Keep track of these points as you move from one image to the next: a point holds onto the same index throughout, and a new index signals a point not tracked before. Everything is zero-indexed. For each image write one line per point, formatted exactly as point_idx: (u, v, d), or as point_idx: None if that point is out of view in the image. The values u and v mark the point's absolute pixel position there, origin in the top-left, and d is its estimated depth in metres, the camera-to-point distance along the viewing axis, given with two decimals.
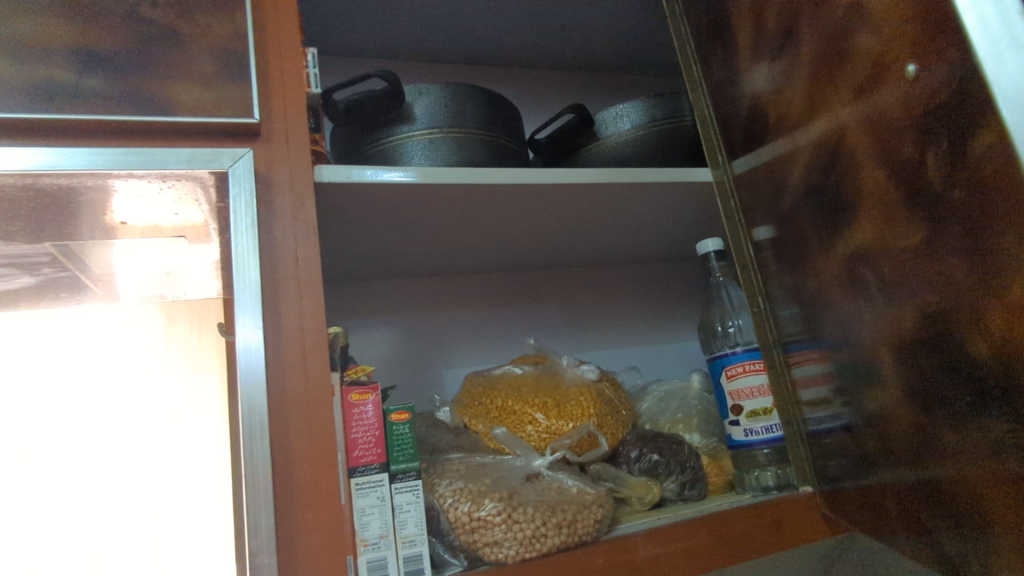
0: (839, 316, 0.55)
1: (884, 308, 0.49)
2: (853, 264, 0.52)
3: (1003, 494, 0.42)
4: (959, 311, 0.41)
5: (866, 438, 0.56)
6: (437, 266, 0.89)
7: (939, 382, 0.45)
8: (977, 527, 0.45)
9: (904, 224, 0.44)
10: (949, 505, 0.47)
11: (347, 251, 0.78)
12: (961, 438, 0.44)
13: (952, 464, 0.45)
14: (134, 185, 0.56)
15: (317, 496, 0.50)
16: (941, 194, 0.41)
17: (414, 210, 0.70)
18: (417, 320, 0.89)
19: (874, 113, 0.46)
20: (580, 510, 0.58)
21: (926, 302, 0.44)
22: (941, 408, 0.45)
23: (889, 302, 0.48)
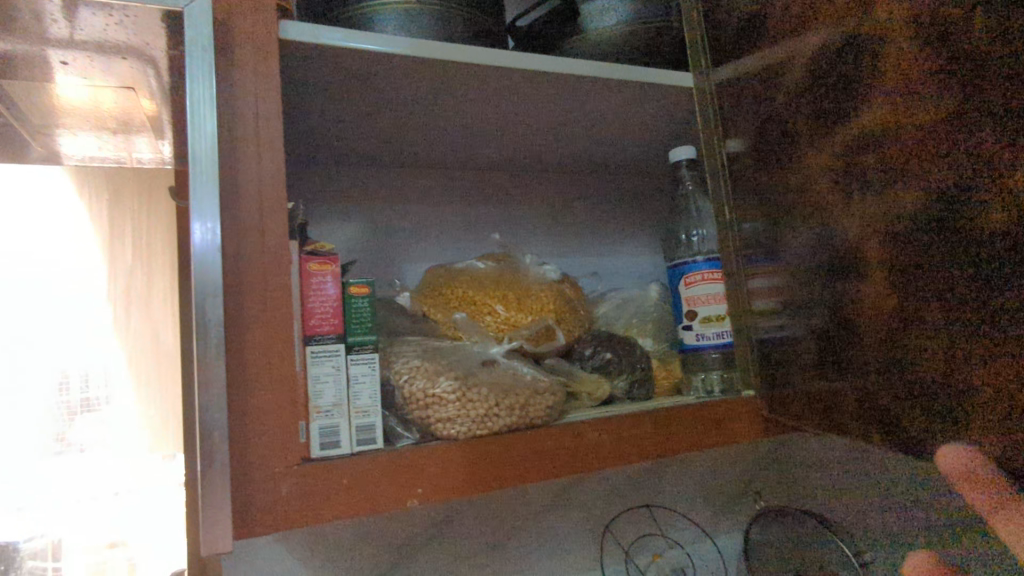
0: (829, 231, 0.55)
1: (824, 213, 0.56)
2: (793, 184, 0.59)
3: (985, 370, 0.43)
4: (902, 185, 0.47)
5: (824, 347, 0.58)
6: (404, 156, 0.85)
7: (900, 271, 0.48)
8: (952, 411, 0.46)
9: (907, 114, 0.46)
10: (925, 398, 0.48)
11: (309, 127, 0.74)
12: (944, 327, 0.45)
13: (930, 355, 0.47)
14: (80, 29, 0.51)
15: (266, 359, 0.49)
16: (859, 85, 0.50)
17: (385, 86, 0.67)
18: (378, 212, 0.87)
19: (801, 30, 0.56)
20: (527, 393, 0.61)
21: (867, 193, 0.50)
22: (900, 294, 0.49)
23: (823, 207, 0.56)
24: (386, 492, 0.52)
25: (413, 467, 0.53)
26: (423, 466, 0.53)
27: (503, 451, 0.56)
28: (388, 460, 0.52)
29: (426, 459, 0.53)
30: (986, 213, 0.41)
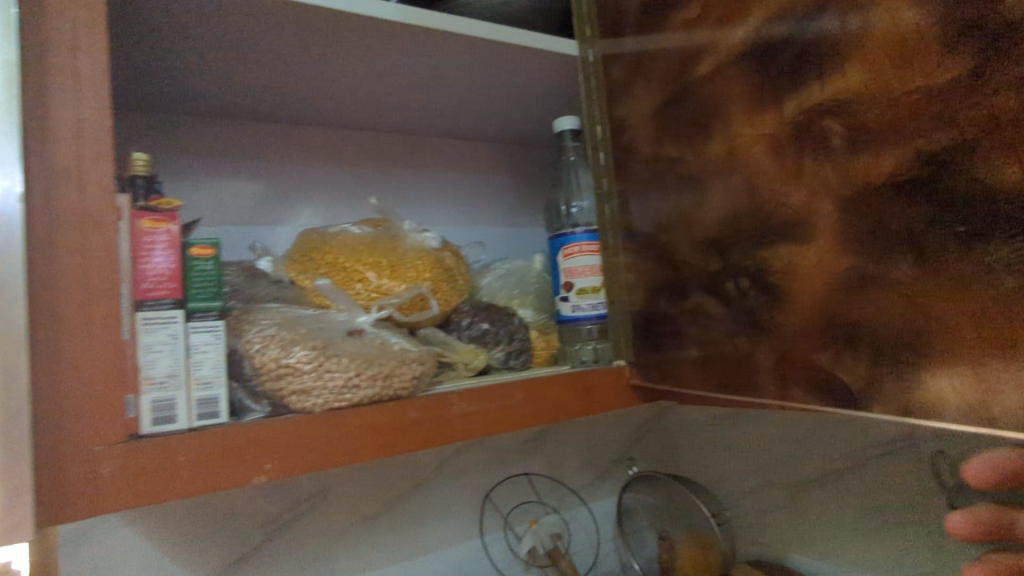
0: (774, 200, 0.49)
1: (761, 182, 0.50)
2: (727, 156, 0.54)
3: (966, 323, 0.37)
4: (866, 129, 0.41)
5: (753, 317, 0.53)
6: (279, 110, 0.79)
7: (861, 224, 0.42)
8: (910, 370, 0.40)
9: (876, 50, 0.40)
10: (876, 358, 0.42)
11: (158, 72, 0.66)
12: (909, 281, 0.39)
13: (890, 310, 0.41)
14: None
15: (66, 326, 0.42)
16: (814, 31, 0.44)
17: (239, 30, 0.60)
18: (250, 169, 0.81)
19: None
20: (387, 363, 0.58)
21: (819, 147, 0.45)
22: (858, 249, 0.43)
23: (762, 175, 0.50)
24: (224, 479, 0.48)
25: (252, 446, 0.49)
26: (270, 453, 0.50)
27: (363, 424, 0.54)
28: (218, 445, 0.48)
29: (269, 438, 0.50)
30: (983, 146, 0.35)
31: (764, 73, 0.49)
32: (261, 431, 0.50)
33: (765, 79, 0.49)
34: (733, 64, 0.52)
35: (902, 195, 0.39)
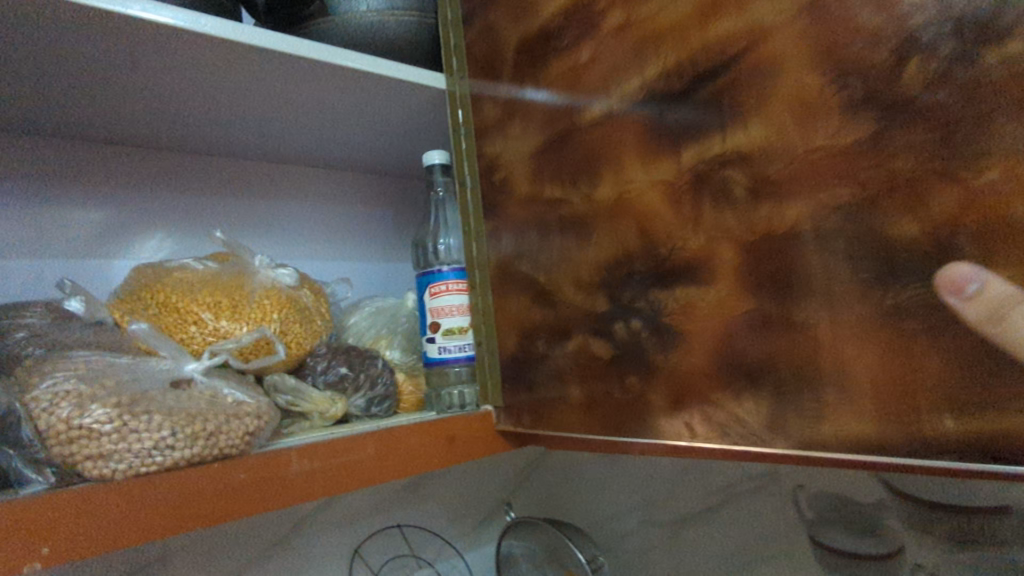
0: (655, 265, 0.41)
1: (629, 243, 0.43)
2: (577, 211, 0.48)
3: (910, 384, 0.29)
4: (780, 174, 0.34)
5: (602, 378, 0.46)
6: (239, 142, 0.66)
7: (768, 273, 0.35)
8: (830, 439, 0.32)
9: (797, 93, 0.33)
10: (780, 410, 0.35)
11: (78, 115, 0.56)
12: (828, 337, 0.32)
13: (800, 364, 0.33)
14: (33, 93, 0.52)
15: (187, 400, 0.45)
16: (715, 77, 0.37)
17: (354, 113, 0.63)
18: (299, 214, 0.73)
19: (620, 23, 0.44)
20: (469, 425, 0.57)
21: (717, 199, 0.37)
22: (758, 296, 0.35)
23: (637, 237, 0.43)
24: (249, 504, 0.44)
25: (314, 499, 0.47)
26: (303, 481, 0.47)
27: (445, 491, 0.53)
28: (241, 470, 0.44)
29: (322, 481, 0.48)
30: (938, 192, 0.28)
31: (649, 125, 0.42)
32: (297, 455, 0.47)
33: (650, 130, 0.41)
34: (609, 115, 0.45)
35: (816, 241, 0.32)
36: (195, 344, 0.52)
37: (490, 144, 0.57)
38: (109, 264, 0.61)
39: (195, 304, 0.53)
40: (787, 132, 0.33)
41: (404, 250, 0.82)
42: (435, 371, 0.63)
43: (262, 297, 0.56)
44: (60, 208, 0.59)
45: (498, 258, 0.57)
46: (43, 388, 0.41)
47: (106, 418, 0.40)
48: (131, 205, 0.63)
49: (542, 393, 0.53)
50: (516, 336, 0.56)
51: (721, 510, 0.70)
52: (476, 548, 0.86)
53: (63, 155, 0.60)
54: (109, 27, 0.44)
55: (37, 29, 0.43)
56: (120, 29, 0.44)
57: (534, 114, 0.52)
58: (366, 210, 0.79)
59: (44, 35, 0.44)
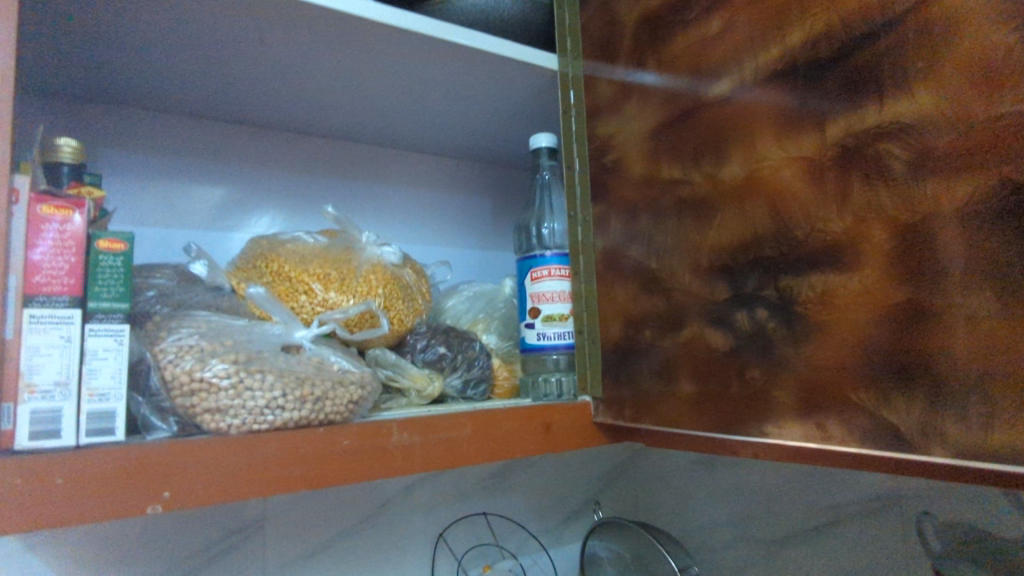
0: (788, 250, 0.38)
1: (758, 225, 0.40)
2: (699, 194, 0.45)
3: None
4: (953, 146, 0.30)
5: (717, 372, 0.44)
6: (350, 124, 0.68)
7: (927, 258, 0.31)
8: (998, 449, 0.28)
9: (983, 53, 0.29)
10: (934, 415, 0.31)
11: (207, 93, 0.59)
12: (1001, 333, 0.28)
13: (964, 362, 0.29)
14: (170, 71, 0.55)
15: (298, 364, 0.46)
16: (875, 40, 0.33)
17: (463, 95, 0.63)
18: (403, 197, 0.74)
19: None
20: (566, 414, 0.55)
21: (871, 174, 0.34)
22: (913, 283, 0.32)
23: (767, 220, 0.40)
24: (350, 472, 0.44)
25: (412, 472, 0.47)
26: (401, 455, 0.46)
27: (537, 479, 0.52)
28: (346, 436, 0.44)
29: (419, 456, 0.47)
30: None
31: (789, 99, 0.38)
32: (397, 426, 0.46)
33: (789, 104, 0.38)
34: (740, 89, 0.42)
35: (991, 222, 0.28)
36: (305, 313, 0.53)
37: (602, 125, 0.56)
38: (230, 236, 0.65)
39: (306, 275, 0.54)
40: (960, 99, 0.29)
41: (504, 237, 0.81)
42: (532, 357, 0.62)
43: (368, 273, 0.57)
44: (188, 185, 0.63)
45: (604, 243, 0.55)
46: (170, 341, 0.43)
47: (224, 374, 0.42)
48: (252, 182, 0.66)
49: (648, 385, 0.50)
50: (620, 324, 0.53)
51: (832, 530, 0.65)
52: (559, 546, 0.84)
53: (193, 132, 0.64)
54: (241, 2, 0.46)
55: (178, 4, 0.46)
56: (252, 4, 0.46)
57: (654, 91, 0.50)
58: (467, 197, 0.79)
59: (182, 10, 0.46)
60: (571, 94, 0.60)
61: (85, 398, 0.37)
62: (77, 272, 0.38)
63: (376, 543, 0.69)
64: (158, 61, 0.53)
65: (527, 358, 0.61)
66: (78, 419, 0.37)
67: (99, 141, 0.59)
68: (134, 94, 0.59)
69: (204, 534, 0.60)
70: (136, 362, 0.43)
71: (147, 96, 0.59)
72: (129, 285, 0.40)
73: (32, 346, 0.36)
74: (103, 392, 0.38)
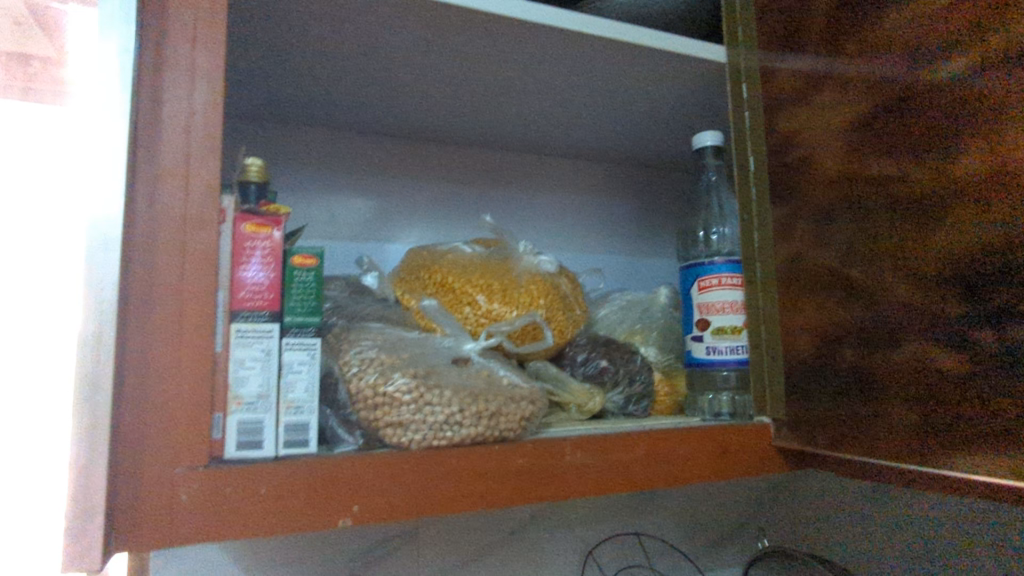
0: None
1: (1010, 228, 0.34)
2: (920, 194, 0.39)
3: None
4: None
5: (948, 399, 0.38)
6: (503, 132, 0.67)
7: None
8: None
9: None
10: None
11: (372, 110, 0.61)
12: None
13: None
14: (340, 90, 0.57)
15: (471, 378, 0.45)
16: None
17: (622, 96, 0.60)
18: (551, 204, 0.73)
19: None
20: (743, 436, 0.50)
21: None
22: None
23: (1022, 223, 0.33)
24: (525, 492, 0.42)
25: (585, 495, 0.45)
26: (574, 476, 0.44)
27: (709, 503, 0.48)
28: (520, 455, 0.43)
29: (594, 478, 0.45)
30: None
31: None
32: (570, 446, 0.44)
33: None
34: (979, 72, 0.36)
35: None
36: (470, 324, 0.52)
37: (785, 119, 0.50)
38: (389, 247, 0.66)
39: (470, 286, 0.53)
40: None
41: (655, 243, 0.77)
42: (698, 373, 0.58)
43: (528, 284, 0.55)
44: (351, 198, 0.65)
45: (788, 250, 0.50)
46: (353, 353, 0.44)
47: (406, 388, 0.41)
48: (410, 193, 0.67)
49: (845, 408, 0.45)
50: (810, 339, 0.48)
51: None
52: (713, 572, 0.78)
53: (356, 148, 0.66)
54: (414, 15, 0.46)
55: (356, 21, 0.46)
56: (427, 15, 0.46)
57: (854, 80, 0.44)
58: (616, 203, 0.75)
59: (359, 28, 0.47)
60: (744, 89, 0.55)
61: (281, 410, 0.38)
62: (275, 287, 0.39)
63: (526, 557, 0.68)
64: (331, 80, 0.55)
65: (693, 373, 0.57)
66: (276, 430, 0.38)
67: (276, 159, 0.62)
68: (305, 113, 0.61)
69: (365, 540, 0.62)
70: (322, 374, 0.44)
71: (318, 114, 0.61)
72: (320, 301, 0.41)
73: (238, 359, 0.38)
74: (298, 405, 0.39)
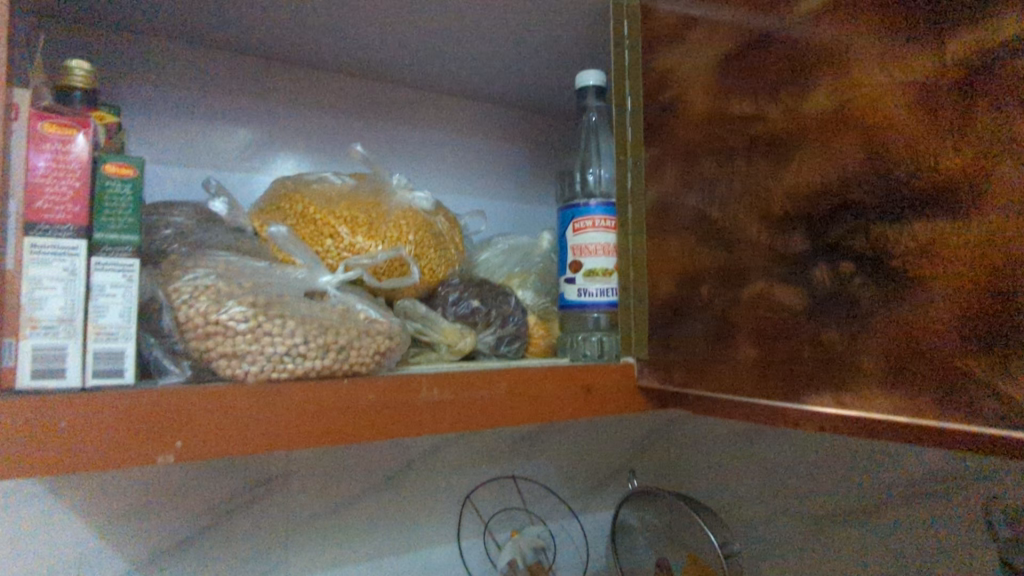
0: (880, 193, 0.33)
1: (845, 165, 0.35)
2: (773, 133, 0.39)
3: None
4: None
5: (784, 332, 0.39)
6: (384, 62, 0.63)
7: None
8: None
9: None
10: None
11: (231, 23, 0.55)
12: None
13: None
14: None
15: (322, 311, 0.42)
16: None
17: (505, 28, 0.57)
18: (434, 143, 0.70)
19: None
20: (608, 374, 0.51)
21: (999, 98, 0.28)
22: None
23: (856, 160, 0.34)
24: (376, 428, 0.40)
25: (443, 431, 0.43)
26: (430, 413, 0.43)
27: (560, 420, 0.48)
28: (370, 390, 0.41)
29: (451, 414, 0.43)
30: None
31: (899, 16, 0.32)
32: (426, 382, 0.43)
33: (897, 21, 0.32)
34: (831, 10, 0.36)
35: None
36: (331, 258, 0.49)
37: (661, 59, 0.50)
38: (254, 178, 0.61)
39: (333, 217, 0.50)
40: None
41: (541, 189, 0.76)
42: (571, 315, 0.57)
43: (397, 218, 0.52)
44: (213, 123, 0.59)
45: (658, 192, 0.50)
46: (185, 280, 0.39)
47: (242, 316, 0.38)
48: (278, 121, 0.62)
49: (698, 346, 0.46)
50: (672, 279, 0.49)
51: (884, 509, 0.60)
52: (589, 512, 0.81)
53: (218, 67, 0.60)
54: None
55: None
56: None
57: (723, 18, 0.44)
58: (504, 146, 0.74)
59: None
60: (625, 27, 0.54)
61: (90, 336, 0.34)
62: (82, 198, 0.34)
63: (400, 503, 0.67)
64: None
65: (566, 315, 0.57)
66: (84, 358, 0.34)
67: (118, 72, 0.55)
68: (158, 22, 0.55)
69: (228, 487, 0.58)
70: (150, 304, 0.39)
71: (168, 24, 0.55)
72: (138, 216, 0.37)
73: (32, 278, 0.33)
74: (112, 332, 0.35)
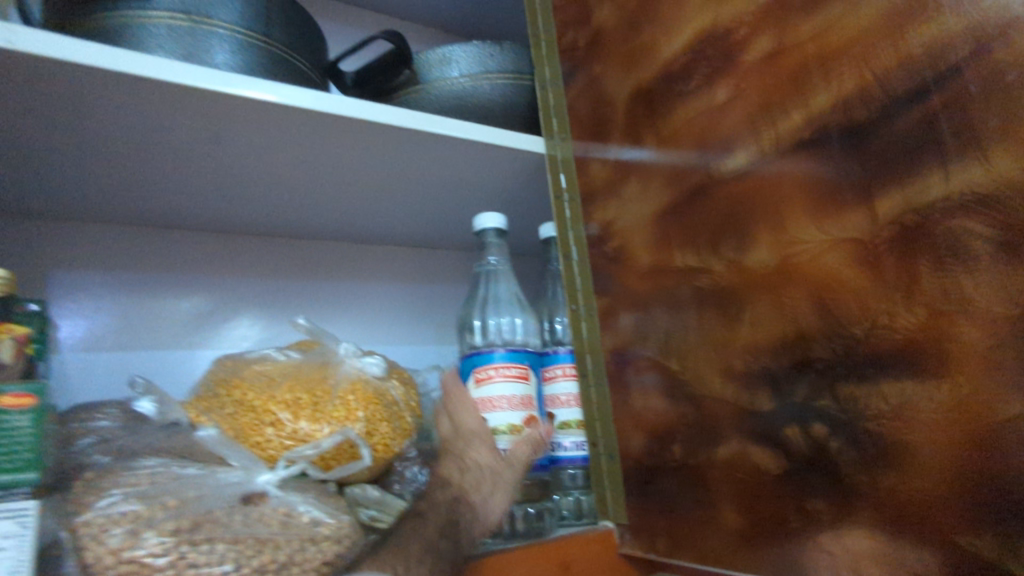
0: (843, 349, 0.31)
1: (801, 321, 0.33)
2: (721, 286, 0.38)
3: None
4: None
5: (768, 497, 0.36)
6: (326, 223, 0.63)
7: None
8: None
9: None
10: None
11: (167, 203, 0.55)
12: None
13: None
14: (124, 184, 0.51)
15: (259, 521, 0.38)
16: (921, 100, 0.28)
17: (445, 185, 0.58)
18: (383, 295, 0.69)
19: (769, 53, 0.36)
20: (587, 543, 0.46)
21: (938, 258, 0.27)
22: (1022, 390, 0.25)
23: (810, 316, 0.33)
24: None
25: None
26: None
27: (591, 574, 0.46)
28: None
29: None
30: None
31: (824, 175, 0.32)
32: None
33: (824, 179, 0.32)
34: (754, 168, 0.36)
35: None
36: (271, 449, 0.44)
37: (600, 208, 0.50)
38: (193, 353, 0.58)
39: (273, 403, 0.45)
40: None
41: None
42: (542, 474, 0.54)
43: (346, 392, 0.47)
44: (149, 302, 0.57)
45: (614, 341, 0.48)
46: (99, 508, 0.35)
47: (160, 548, 0.34)
48: (220, 292, 0.61)
49: (679, 509, 0.42)
50: (640, 434, 0.46)
51: None
52: None
53: (155, 245, 0.59)
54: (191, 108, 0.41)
55: (121, 112, 0.41)
56: (208, 107, 0.41)
57: (654, 171, 0.44)
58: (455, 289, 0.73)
59: (127, 118, 0.42)
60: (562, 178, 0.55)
61: None
62: None
63: None
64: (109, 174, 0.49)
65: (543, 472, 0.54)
66: None
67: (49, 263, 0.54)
68: (92, 209, 0.54)
69: None
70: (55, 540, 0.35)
71: (101, 209, 0.54)
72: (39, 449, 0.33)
73: None
74: None
